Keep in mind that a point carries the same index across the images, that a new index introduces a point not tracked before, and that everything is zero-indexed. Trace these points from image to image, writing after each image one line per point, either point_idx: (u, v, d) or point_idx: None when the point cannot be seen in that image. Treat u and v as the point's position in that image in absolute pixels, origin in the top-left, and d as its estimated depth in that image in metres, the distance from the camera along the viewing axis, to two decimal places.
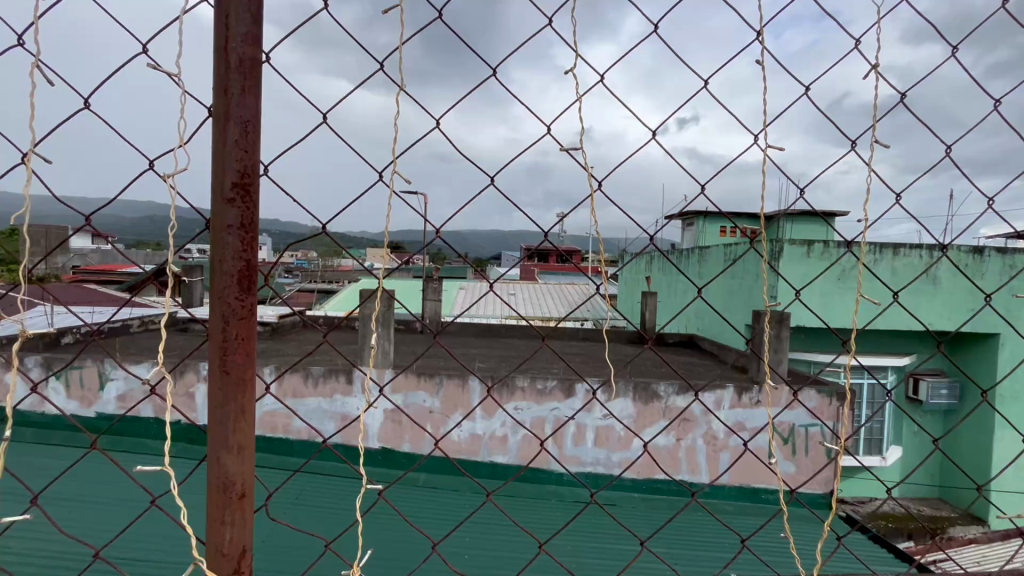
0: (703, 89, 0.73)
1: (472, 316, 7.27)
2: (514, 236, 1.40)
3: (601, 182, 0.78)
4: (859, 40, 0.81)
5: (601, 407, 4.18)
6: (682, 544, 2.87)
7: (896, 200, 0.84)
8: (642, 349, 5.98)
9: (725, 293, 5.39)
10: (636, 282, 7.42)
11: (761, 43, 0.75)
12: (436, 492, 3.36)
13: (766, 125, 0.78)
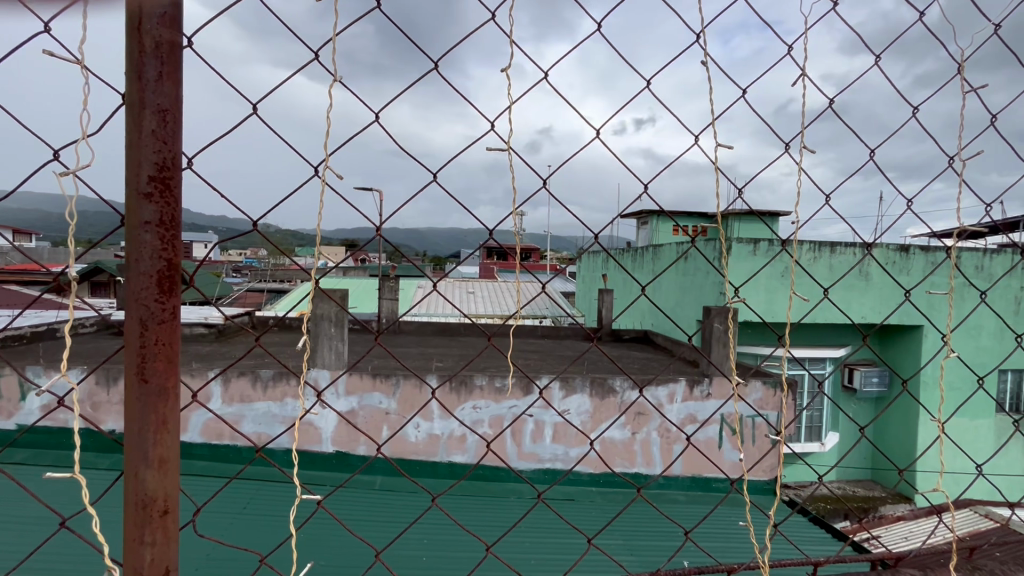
0: (637, 89, 0.80)
1: (429, 315, 7.20)
2: (468, 234, 1.39)
3: (540, 181, 0.82)
4: (791, 46, 0.91)
5: (559, 404, 4.25)
6: (628, 537, 2.92)
7: (822, 197, 0.92)
8: (591, 346, 6.05)
9: (677, 289, 5.58)
10: (593, 279, 7.55)
11: (700, 46, 0.83)
12: (380, 496, 3.27)
13: (704, 124, 0.86)
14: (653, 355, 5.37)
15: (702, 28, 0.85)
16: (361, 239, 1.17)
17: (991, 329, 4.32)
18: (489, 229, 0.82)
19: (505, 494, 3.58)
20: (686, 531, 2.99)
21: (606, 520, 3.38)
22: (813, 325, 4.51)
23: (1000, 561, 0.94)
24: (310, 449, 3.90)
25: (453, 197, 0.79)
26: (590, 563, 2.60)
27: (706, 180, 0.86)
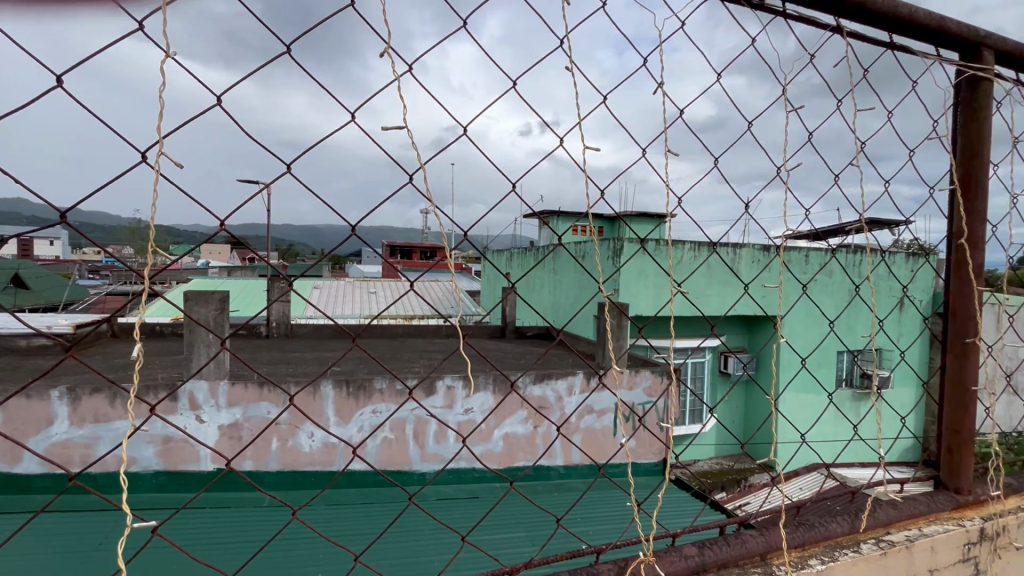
0: (514, 88, 0.68)
1: (327, 317, 6.87)
2: (364, 237, 1.35)
3: (426, 174, 0.70)
4: (645, 59, 0.82)
5: (462, 402, 4.26)
6: (497, 529, 2.98)
7: (707, 165, 0.88)
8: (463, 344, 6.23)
9: (576, 287, 5.86)
10: (497, 278, 7.72)
11: (569, 55, 0.74)
12: (230, 515, 3.01)
13: (576, 129, 0.75)
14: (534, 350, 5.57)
15: (568, 30, 0.77)
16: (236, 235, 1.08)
17: (812, 316, 5.04)
18: (357, 226, 0.71)
19: (368, 498, 3.52)
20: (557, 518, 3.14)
21: (479, 516, 3.40)
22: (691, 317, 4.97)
23: (822, 513, 1.09)
24: (185, 469, 3.49)
25: (315, 194, 0.67)
26: (464, 559, 2.63)
27: (589, 187, 0.77)
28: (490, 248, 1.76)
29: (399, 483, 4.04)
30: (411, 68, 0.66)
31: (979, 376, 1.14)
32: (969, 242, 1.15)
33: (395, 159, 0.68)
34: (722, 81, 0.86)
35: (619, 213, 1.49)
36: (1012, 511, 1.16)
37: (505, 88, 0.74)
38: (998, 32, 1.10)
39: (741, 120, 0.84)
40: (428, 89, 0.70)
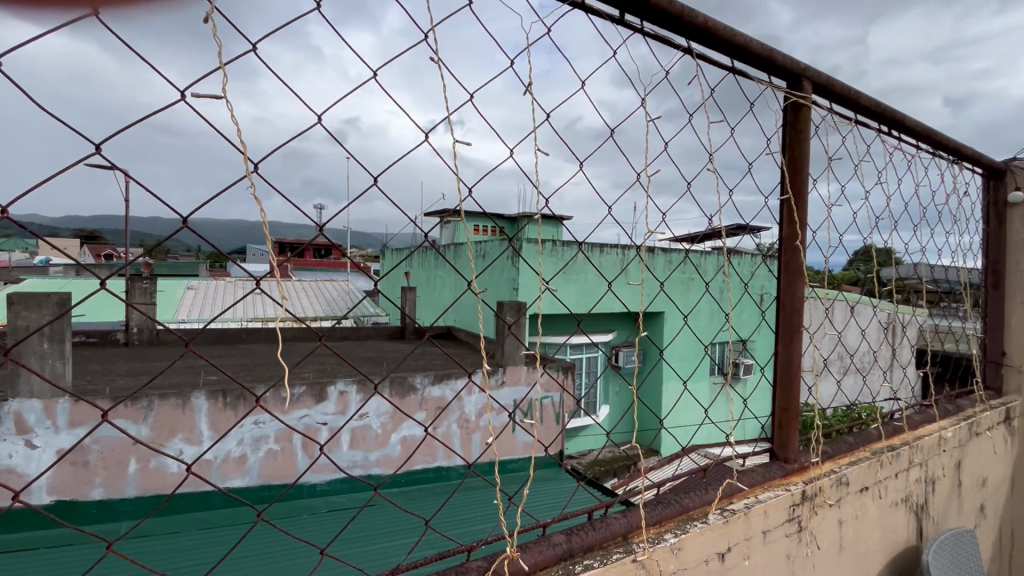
0: (372, 78, 0.59)
1: (204, 320, 6.23)
2: (240, 233, 1.25)
3: (257, 163, 0.59)
4: (518, 44, 0.75)
5: (356, 407, 4.05)
6: (364, 539, 2.85)
7: (579, 168, 0.83)
8: (318, 346, 5.97)
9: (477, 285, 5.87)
10: (397, 277, 7.67)
11: (430, 43, 0.66)
12: (31, 560, 2.52)
13: (447, 114, 0.67)
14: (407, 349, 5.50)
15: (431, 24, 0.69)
16: (72, 228, 0.94)
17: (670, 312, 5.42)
18: (182, 217, 0.61)
19: (219, 522, 3.17)
20: (427, 522, 3.09)
21: (340, 527, 3.21)
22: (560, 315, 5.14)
23: (677, 491, 1.19)
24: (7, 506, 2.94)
25: (136, 186, 0.56)
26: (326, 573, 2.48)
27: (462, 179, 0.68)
28: (387, 247, 1.71)
29: (248, 501, 3.68)
30: (254, 47, 0.57)
31: (801, 359, 1.33)
32: (797, 245, 1.33)
33: (228, 143, 0.58)
34: (594, 87, 0.85)
35: (509, 214, 1.53)
36: (826, 473, 1.36)
37: (364, 78, 0.64)
38: (813, 66, 1.28)
39: (613, 129, 0.86)
40: (272, 74, 0.59)
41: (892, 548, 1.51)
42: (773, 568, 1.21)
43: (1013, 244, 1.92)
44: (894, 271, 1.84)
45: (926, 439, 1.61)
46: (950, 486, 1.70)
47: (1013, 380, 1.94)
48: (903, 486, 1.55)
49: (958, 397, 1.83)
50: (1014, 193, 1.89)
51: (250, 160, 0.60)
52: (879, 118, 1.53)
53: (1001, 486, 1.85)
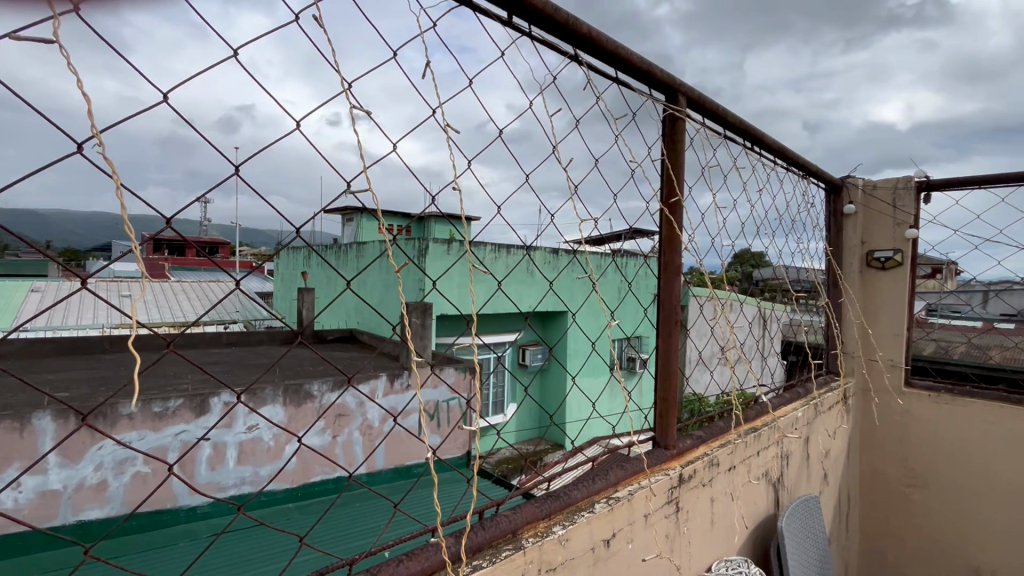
0: (234, 60, 0.55)
1: (54, 328, 5.38)
2: (95, 231, 1.10)
3: (86, 146, 0.53)
4: (402, 34, 0.74)
5: (244, 419, 3.72)
6: (228, 566, 2.59)
7: (466, 163, 0.84)
8: (165, 353, 5.41)
9: (379, 286, 5.68)
10: (294, 278, 7.23)
11: (311, 22, 0.62)
12: None
13: (346, 90, 0.63)
14: (306, 354, 5.18)
15: (303, 6, 0.66)
16: None
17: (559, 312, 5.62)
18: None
19: (54, 564, 2.71)
20: (303, 537, 2.90)
21: (201, 550, 2.90)
22: (452, 316, 5.12)
23: (567, 484, 1.23)
24: None
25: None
26: None
27: (377, 157, 0.66)
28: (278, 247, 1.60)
29: (90, 535, 3.17)
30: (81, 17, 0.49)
31: (678, 352, 1.44)
32: (674, 247, 1.44)
33: (48, 125, 0.50)
34: (483, 81, 0.85)
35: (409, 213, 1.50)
36: (699, 455, 1.49)
37: (229, 59, 0.59)
38: (687, 82, 1.39)
39: (500, 131, 0.87)
40: (113, 48, 0.53)
41: (754, 517, 1.70)
42: (653, 548, 1.30)
43: (847, 248, 2.25)
44: (759, 273, 2.07)
45: (781, 419, 1.83)
46: (800, 459, 1.94)
47: (848, 364, 2.27)
48: (763, 462, 1.74)
49: (807, 381, 2.10)
50: (848, 206, 2.23)
51: (78, 147, 0.52)
52: (744, 134, 1.70)
53: (839, 456, 2.16)
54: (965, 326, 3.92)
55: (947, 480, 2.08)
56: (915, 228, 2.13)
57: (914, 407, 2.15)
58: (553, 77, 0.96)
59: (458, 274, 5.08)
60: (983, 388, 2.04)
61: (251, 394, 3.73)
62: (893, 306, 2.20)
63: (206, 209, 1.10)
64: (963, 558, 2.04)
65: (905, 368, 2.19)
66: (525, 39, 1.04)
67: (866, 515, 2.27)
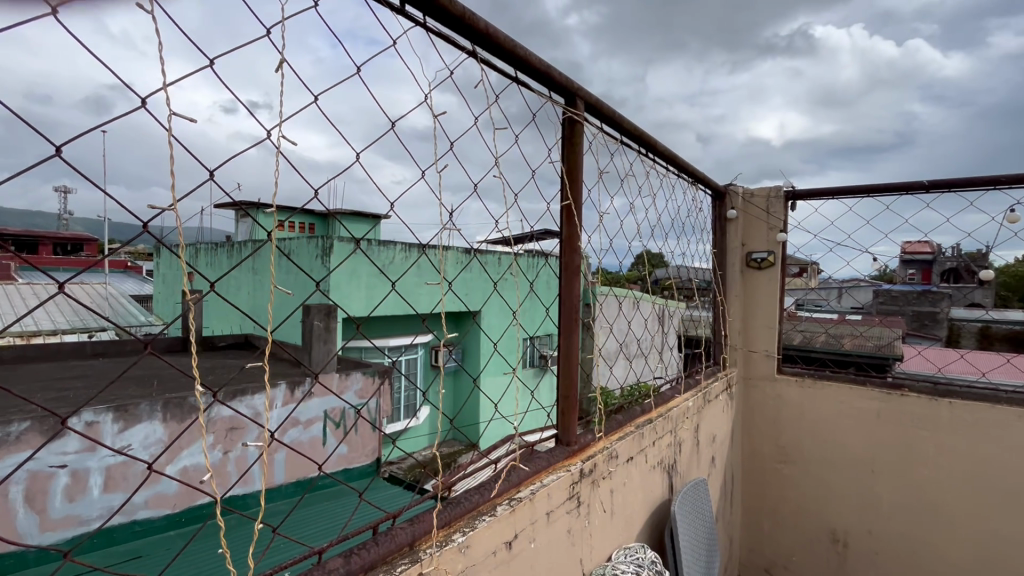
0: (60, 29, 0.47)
1: None
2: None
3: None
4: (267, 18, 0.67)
5: (113, 440, 3.25)
6: None
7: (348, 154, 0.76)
8: None
9: (279, 287, 5.30)
10: (177, 280, 6.54)
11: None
12: None
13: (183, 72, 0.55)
14: (192, 363, 4.67)
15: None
16: None
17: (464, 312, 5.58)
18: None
19: None
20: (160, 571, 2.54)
21: None
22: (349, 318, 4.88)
23: (467, 489, 1.21)
24: None
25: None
26: None
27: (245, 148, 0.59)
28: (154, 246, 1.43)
29: None
30: None
31: (578, 351, 1.48)
32: (574, 248, 1.47)
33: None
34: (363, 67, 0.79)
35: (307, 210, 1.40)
36: (599, 449, 1.54)
37: (47, 19, 0.49)
38: (585, 87, 1.42)
39: (389, 123, 0.80)
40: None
41: (651, 502, 1.80)
42: (555, 544, 1.31)
43: (730, 249, 2.47)
44: (662, 273, 2.19)
45: (674, 409, 1.95)
46: (691, 445, 2.09)
47: (730, 355, 2.49)
48: (658, 452, 1.85)
49: (697, 372, 2.27)
50: (730, 211, 2.45)
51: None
52: (640, 142, 1.79)
53: (724, 440, 2.36)
54: (824, 319, 4.48)
55: (811, 456, 2.34)
56: (784, 232, 2.39)
57: (784, 392, 2.40)
58: (452, 72, 0.92)
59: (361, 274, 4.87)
60: (837, 371, 2.33)
61: (120, 411, 3.27)
62: (767, 302, 2.45)
63: (54, 196, 0.94)
64: (825, 525, 2.31)
65: (777, 357, 2.44)
66: (419, 29, 1.00)
67: (748, 492, 2.51)
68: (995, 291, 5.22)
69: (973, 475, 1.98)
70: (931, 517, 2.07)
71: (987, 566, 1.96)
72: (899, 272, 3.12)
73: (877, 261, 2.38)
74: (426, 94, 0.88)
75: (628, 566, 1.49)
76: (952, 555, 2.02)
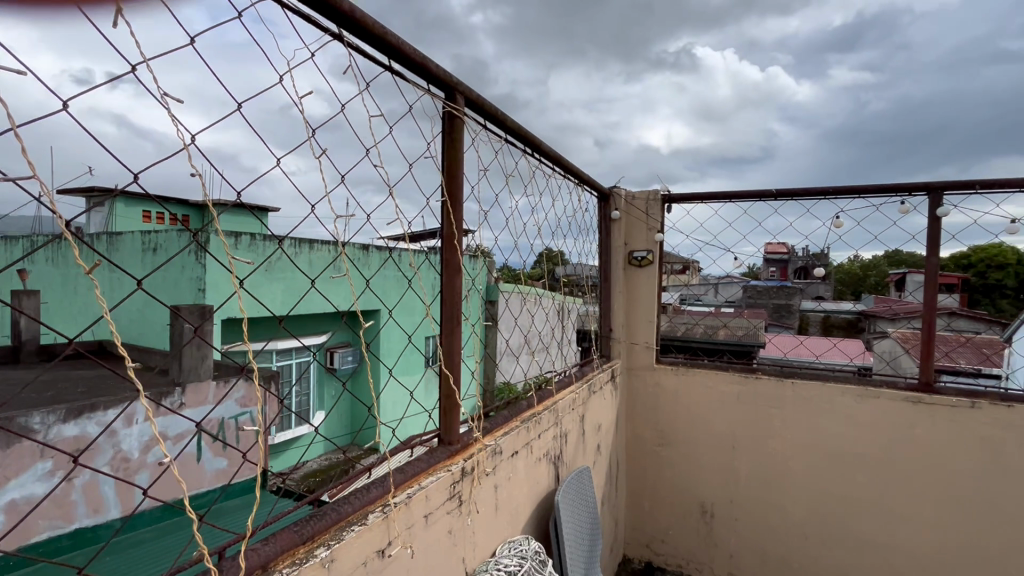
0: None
1: None
2: None
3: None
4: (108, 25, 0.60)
5: None
6: None
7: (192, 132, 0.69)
8: None
9: (146, 286, 4.68)
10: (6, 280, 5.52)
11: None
12: None
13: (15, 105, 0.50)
14: (27, 376, 3.92)
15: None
16: None
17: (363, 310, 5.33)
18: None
19: None
20: None
21: None
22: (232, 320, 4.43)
23: (339, 497, 1.14)
24: None
25: None
26: None
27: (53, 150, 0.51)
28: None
29: None
30: None
31: (461, 349, 1.46)
32: (455, 244, 1.45)
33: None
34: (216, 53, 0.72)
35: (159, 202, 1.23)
36: (483, 446, 1.54)
37: None
38: (464, 82, 1.41)
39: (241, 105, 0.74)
40: None
41: (536, 494, 1.84)
42: (433, 547, 1.28)
43: (614, 248, 2.61)
44: (560, 270, 2.25)
45: (559, 402, 2.02)
46: (576, 436, 2.17)
47: (616, 348, 2.65)
48: (544, 444, 1.90)
49: (584, 366, 2.38)
50: (614, 212, 2.59)
51: None
52: (524, 141, 1.83)
53: (609, 428, 2.50)
54: (702, 312, 4.93)
55: (683, 438, 2.56)
56: (661, 233, 2.58)
57: (661, 380, 2.60)
58: (315, 53, 0.86)
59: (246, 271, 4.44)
60: (706, 359, 2.57)
61: None
62: (647, 297, 2.62)
63: None
64: (696, 499, 2.54)
65: (656, 348, 2.64)
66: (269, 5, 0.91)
67: (631, 474, 2.69)
68: (832, 286, 6.16)
69: (810, 446, 2.28)
70: (778, 486, 2.35)
71: (820, 521, 2.27)
72: (762, 269, 3.52)
73: (739, 260, 2.67)
74: (284, 74, 0.80)
75: (511, 559, 1.50)
76: (793, 516, 2.32)
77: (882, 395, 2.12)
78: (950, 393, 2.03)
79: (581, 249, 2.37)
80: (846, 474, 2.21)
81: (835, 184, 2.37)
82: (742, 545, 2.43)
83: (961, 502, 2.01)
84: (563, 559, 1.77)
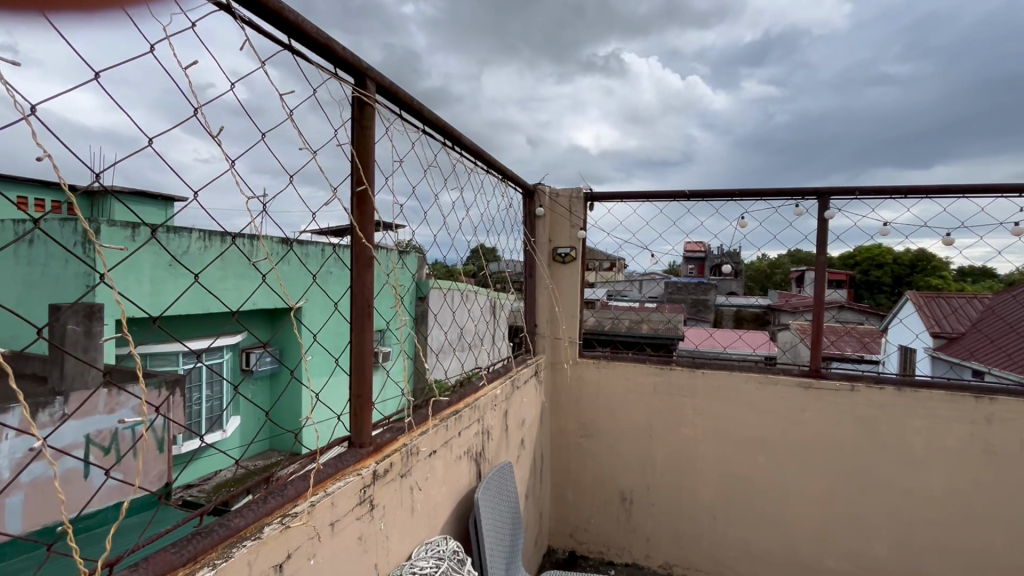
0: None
1: None
2: None
3: None
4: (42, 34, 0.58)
5: None
6: None
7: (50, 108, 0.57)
8: None
9: (18, 283, 4.09)
10: None
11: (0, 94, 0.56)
12: None
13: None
14: None
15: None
16: None
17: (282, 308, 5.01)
18: None
19: None
20: None
21: None
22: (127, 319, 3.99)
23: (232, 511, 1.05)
24: None
25: None
26: None
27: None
28: None
29: None
30: None
31: (373, 347, 1.40)
32: (367, 237, 1.38)
33: None
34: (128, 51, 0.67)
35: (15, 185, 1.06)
36: (397, 447, 1.49)
37: None
38: (375, 68, 1.34)
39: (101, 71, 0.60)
40: None
41: (456, 492, 1.82)
42: (339, 557, 1.22)
43: (539, 244, 2.64)
44: (490, 267, 2.23)
45: (481, 399, 2.00)
46: (499, 432, 2.17)
47: (540, 343, 2.68)
48: (465, 442, 1.88)
49: (509, 362, 2.38)
50: (538, 209, 2.61)
51: None
52: (443, 133, 1.79)
53: (533, 423, 2.52)
54: (627, 307, 5.12)
55: (604, 429, 2.64)
56: (583, 230, 2.64)
57: (584, 373, 2.67)
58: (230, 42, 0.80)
59: (144, 265, 4.01)
60: (625, 353, 2.66)
61: None
62: (571, 293, 2.67)
63: None
64: (615, 487, 2.63)
65: (579, 343, 2.69)
66: None
67: (555, 467, 2.74)
68: (742, 282, 6.65)
69: (718, 432, 2.43)
70: (689, 470, 2.49)
71: (725, 501, 2.43)
72: (681, 266, 3.69)
73: (655, 258, 2.78)
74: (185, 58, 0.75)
75: (427, 562, 1.46)
76: (701, 498, 2.47)
77: (778, 382, 2.30)
78: (834, 377, 2.24)
79: (512, 244, 2.37)
80: (747, 456, 2.38)
81: (740, 187, 2.53)
82: (657, 528, 2.55)
83: (841, 476, 2.24)
84: (482, 556, 1.75)
